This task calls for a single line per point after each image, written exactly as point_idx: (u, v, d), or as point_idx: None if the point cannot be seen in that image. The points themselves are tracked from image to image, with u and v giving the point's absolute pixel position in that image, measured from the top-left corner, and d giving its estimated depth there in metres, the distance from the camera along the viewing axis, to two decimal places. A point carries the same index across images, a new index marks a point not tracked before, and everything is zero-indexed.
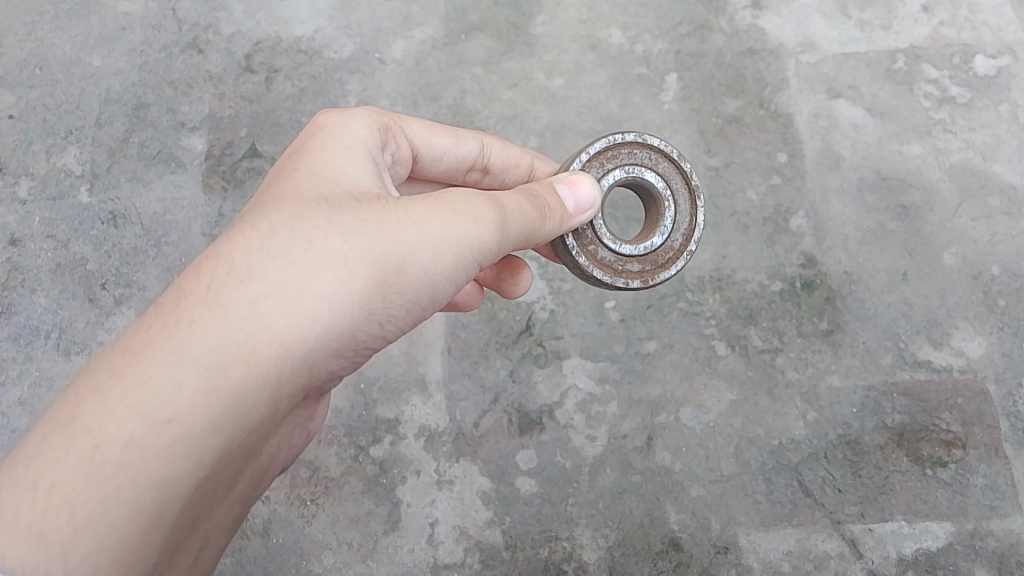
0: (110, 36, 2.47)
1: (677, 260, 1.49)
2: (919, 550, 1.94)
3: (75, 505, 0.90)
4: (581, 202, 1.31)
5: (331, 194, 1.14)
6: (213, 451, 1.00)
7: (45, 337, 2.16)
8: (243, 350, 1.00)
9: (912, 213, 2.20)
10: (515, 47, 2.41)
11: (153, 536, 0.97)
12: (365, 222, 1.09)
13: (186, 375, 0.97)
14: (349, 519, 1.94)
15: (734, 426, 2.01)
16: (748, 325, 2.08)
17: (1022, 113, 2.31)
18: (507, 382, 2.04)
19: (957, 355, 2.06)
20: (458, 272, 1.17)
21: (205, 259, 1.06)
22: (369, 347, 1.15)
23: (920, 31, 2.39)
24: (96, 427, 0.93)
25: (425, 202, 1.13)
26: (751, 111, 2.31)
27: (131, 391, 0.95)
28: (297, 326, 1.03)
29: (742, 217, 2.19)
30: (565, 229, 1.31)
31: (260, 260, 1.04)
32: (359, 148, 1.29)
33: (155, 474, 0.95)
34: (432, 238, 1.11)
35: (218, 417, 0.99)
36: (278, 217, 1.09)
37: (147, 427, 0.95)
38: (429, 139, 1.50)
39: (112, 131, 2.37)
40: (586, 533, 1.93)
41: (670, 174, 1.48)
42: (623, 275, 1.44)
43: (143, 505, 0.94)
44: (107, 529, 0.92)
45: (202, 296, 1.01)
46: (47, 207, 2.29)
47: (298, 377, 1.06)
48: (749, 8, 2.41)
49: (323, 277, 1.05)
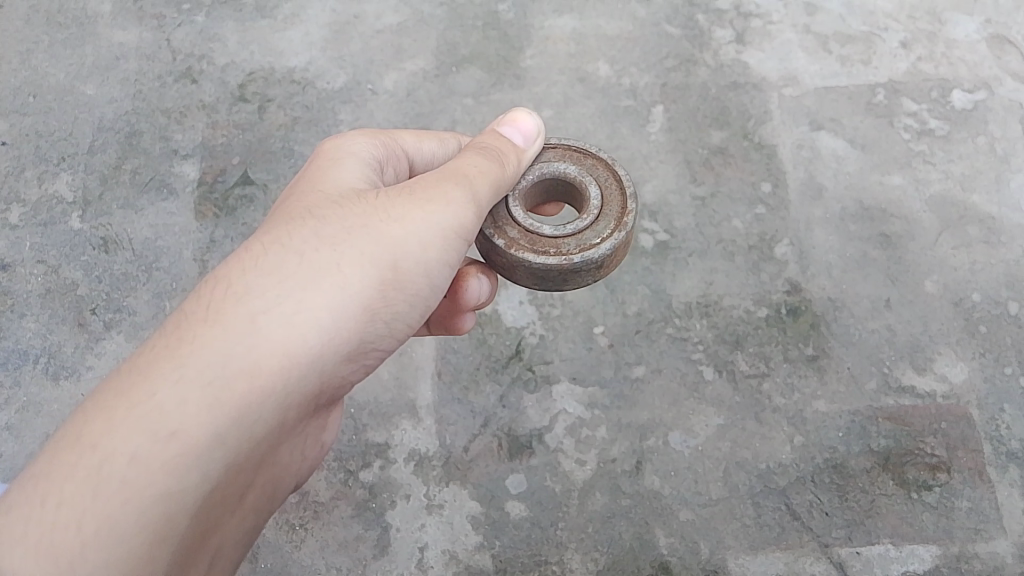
0: (106, 65, 2.51)
1: (552, 256, 1.35)
2: (906, 573, 1.93)
3: (86, 518, 1.00)
4: (526, 133, 1.42)
5: (318, 205, 1.22)
6: (219, 461, 1.08)
7: (34, 361, 2.14)
8: (244, 362, 1.09)
9: (894, 241, 2.25)
10: (505, 79, 2.47)
11: (163, 549, 1.05)
12: (351, 229, 1.18)
13: (188, 390, 1.06)
14: (338, 544, 1.92)
15: (723, 450, 2.02)
16: (734, 351, 2.11)
17: (998, 145, 2.38)
18: (497, 406, 2.05)
19: (940, 381, 2.09)
20: (444, 261, 1.25)
21: (205, 283, 1.16)
22: (372, 350, 1.24)
23: (897, 66, 2.49)
24: (105, 444, 1.03)
25: (405, 197, 1.22)
26: (735, 142, 2.37)
27: (136, 408, 1.05)
28: (294, 335, 1.12)
29: (728, 244, 2.23)
30: (524, 163, 1.41)
31: (256, 276, 1.14)
32: (353, 158, 1.34)
33: (162, 486, 1.04)
34: (414, 231, 1.20)
35: (222, 427, 1.07)
36: (270, 235, 1.19)
37: (153, 440, 1.04)
38: (426, 153, 1.50)
39: (105, 158, 2.39)
40: (575, 558, 1.91)
41: (611, 202, 1.42)
42: (497, 229, 1.37)
43: (150, 517, 1.03)
44: (117, 541, 1.00)
45: (203, 315, 1.11)
46: (38, 232, 2.29)
47: (301, 384, 1.14)
48: (732, 43, 2.51)
49: (317, 287, 1.14)
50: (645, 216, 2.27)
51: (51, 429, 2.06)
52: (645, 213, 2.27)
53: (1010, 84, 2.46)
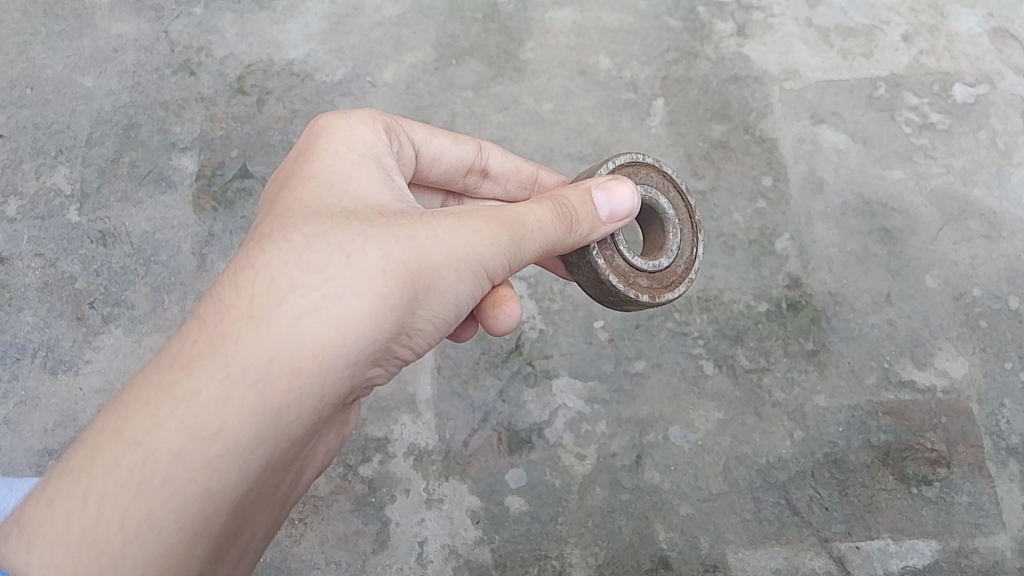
0: (103, 57, 2.50)
1: (680, 284, 1.61)
2: (905, 568, 1.93)
3: (126, 517, 0.97)
4: (616, 208, 1.36)
5: (358, 209, 1.22)
6: (257, 463, 1.07)
7: (32, 355, 2.13)
8: (288, 364, 1.07)
9: (894, 236, 2.24)
10: (505, 72, 2.45)
11: (196, 549, 1.03)
12: (397, 238, 1.18)
13: (231, 389, 1.04)
14: (338, 538, 1.92)
15: (723, 445, 2.02)
16: (735, 345, 2.11)
17: (999, 139, 2.38)
18: (497, 401, 2.05)
19: (941, 375, 2.09)
20: (480, 276, 1.26)
21: (241, 271, 1.13)
22: (400, 355, 1.24)
23: (899, 60, 2.48)
24: (147, 441, 1.00)
25: (452, 218, 1.23)
26: (736, 136, 2.36)
27: (179, 405, 1.02)
28: (337, 340, 1.11)
29: (729, 239, 2.23)
30: (597, 233, 1.37)
31: (298, 273, 1.12)
32: (375, 158, 1.35)
33: (202, 486, 1.02)
34: (458, 251, 1.21)
35: (263, 429, 1.06)
36: (309, 229, 1.16)
37: (196, 440, 1.01)
38: (437, 149, 1.55)
39: (103, 150, 2.37)
40: (575, 552, 1.91)
41: (678, 205, 1.65)
42: (634, 287, 1.51)
43: (189, 517, 1.01)
44: (154, 540, 0.98)
45: (246, 308, 1.09)
46: (36, 225, 2.28)
47: (338, 387, 1.13)
48: (733, 36, 2.50)
49: (361, 292, 1.13)
50: None
51: (50, 422, 2.06)
52: None
53: (1011, 77, 2.45)
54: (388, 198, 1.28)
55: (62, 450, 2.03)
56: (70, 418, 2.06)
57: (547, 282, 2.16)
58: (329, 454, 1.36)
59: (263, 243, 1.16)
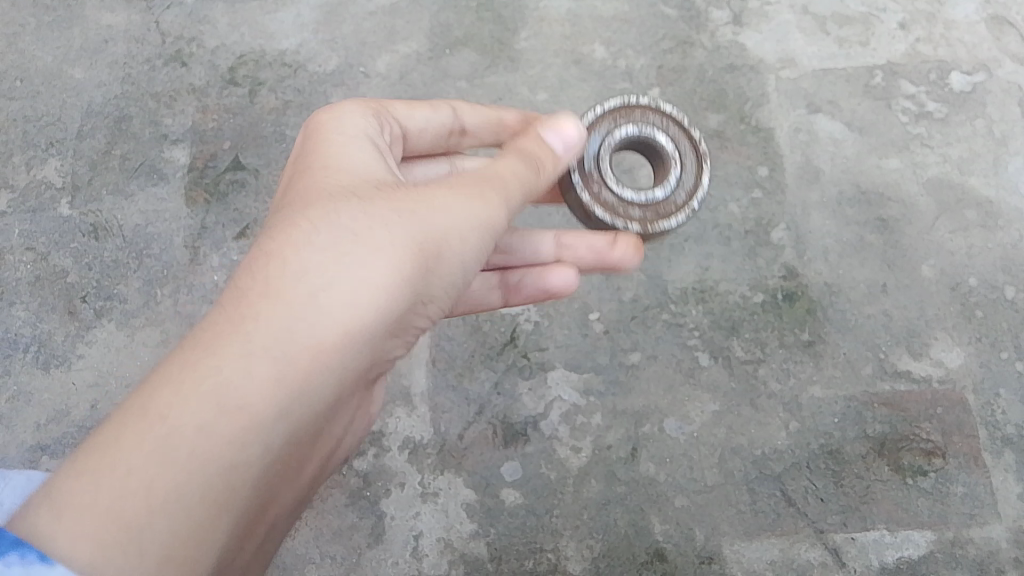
0: (92, 48, 2.47)
1: (677, 215, 1.53)
2: (900, 559, 1.93)
3: (152, 492, 0.96)
4: (567, 142, 1.35)
5: (363, 186, 1.20)
6: (280, 435, 1.07)
7: (24, 350, 2.13)
8: (307, 339, 1.07)
9: (891, 226, 2.23)
10: (499, 62, 2.43)
11: (221, 521, 1.03)
12: (399, 204, 1.16)
13: (252, 364, 1.04)
14: (332, 533, 1.91)
15: (718, 436, 2.01)
16: (730, 336, 2.10)
17: (996, 128, 2.36)
18: (492, 394, 2.04)
19: (936, 366, 2.09)
20: (489, 235, 1.23)
21: (257, 254, 1.12)
22: (416, 324, 1.23)
23: (896, 48, 2.46)
24: (168, 417, 0.99)
25: (449, 180, 1.21)
26: (732, 126, 2.34)
27: (201, 380, 1.01)
28: (356, 313, 1.10)
29: (725, 230, 2.21)
30: (560, 170, 1.35)
31: (309, 247, 1.11)
32: (365, 136, 1.34)
33: (224, 459, 1.02)
34: (460, 209, 1.19)
35: (286, 402, 1.06)
36: (320, 208, 1.15)
37: (217, 414, 1.01)
38: (422, 122, 1.53)
39: (94, 143, 2.35)
40: (571, 545, 1.91)
41: (679, 137, 1.55)
42: (623, 218, 1.52)
43: (211, 489, 1.01)
44: (179, 513, 0.98)
45: (263, 287, 1.08)
46: (27, 219, 2.26)
47: (358, 360, 1.13)
48: (730, 24, 2.48)
49: (371, 260, 1.11)
50: None
51: (44, 417, 2.06)
52: None
53: (1008, 65, 2.43)
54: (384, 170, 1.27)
55: (57, 445, 2.03)
56: (64, 414, 2.06)
57: None
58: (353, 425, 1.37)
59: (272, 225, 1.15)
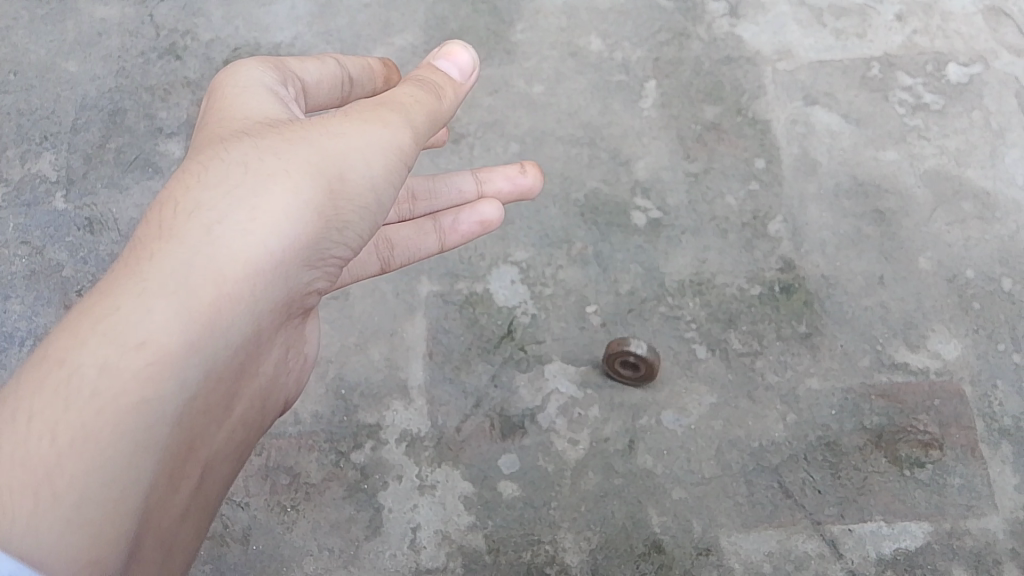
0: (87, 41, 2.46)
1: None
2: (898, 550, 1.93)
3: (57, 428, 0.93)
4: (463, 67, 1.39)
5: (252, 125, 1.18)
6: (192, 368, 1.07)
7: (19, 344, 2.11)
8: (208, 272, 1.08)
9: (888, 218, 2.23)
10: (495, 54, 2.43)
11: (144, 459, 1.02)
12: (291, 140, 1.16)
13: (152, 300, 1.03)
14: (330, 525, 1.91)
15: (716, 428, 2.01)
16: (728, 329, 2.10)
17: (994, 119, 2.36)
18: (489, 386, 2.04)
19: (933, 357, 2.09)
20: (395, 165, 1.24)
21: (153, 207, 1.11)
22: (332, 255, 1.25)
23: (893, 40, 2.46)
24: (71, 358, 0.96)
25: (342, 113, 1.21)
26: (729, 118, 2.34)
27: (98, 323, 0.99)
28: (258, 247, 1.12)
29: (722, 222, 2.21)
30: (462, 97, 1.39)
31: (204, 189, 1.11)
32: (262, 82, 1.28)
33: (136, 394, 1.00)
34: (359, 140, 1.19)
35: (192, 335, 1.06)
36: (207, 155, 1.14)
37: (121, 349, 0.99)
38: (314, 74, 1.42)
39: (88, 136, 2.34)
40: (568, 536, 1.91)
41: None
42: None
43: (127, 427, 0.99)
44: (96, 450, 0.95)
45: (157, 233, 1.07)
46: (21, 213, 2.25)
47: (264, 291, 1.15)
48: (726, 17, 2.48)
49: (270, 194, 1.12)
50: (637, 193, 2.25)
51: None
52: (638, 190, 2.25)
53: (1005, 57, 2.44)
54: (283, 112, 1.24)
55: None
56: None
57: (538, 267, 2.16)
58: (279, 373, 1.39)
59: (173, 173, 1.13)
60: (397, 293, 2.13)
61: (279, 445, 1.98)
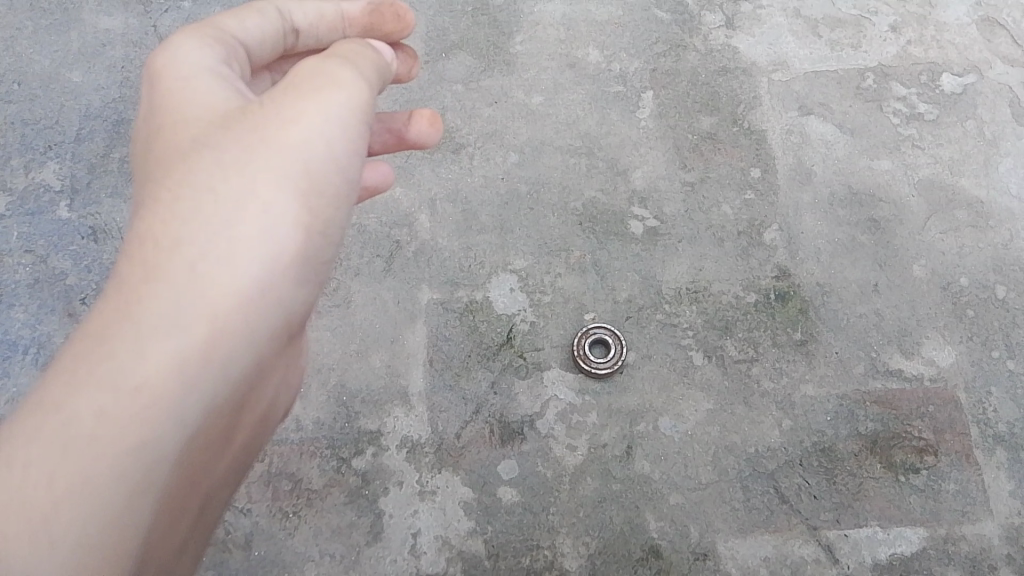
0: (91, 52, 2.50)
1: None
2: (893, 556, 1.95)
3: (54, 477, 0.96)
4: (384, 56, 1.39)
5: (225, 137, 1.16)
6: (192, 405, 1.07)
7: (24, 352, 2.13)
8: (204, 309, 1.08)
9: (882, 226, 2.26)
10: (495, 65, 2.45)
11: (141, 497, 1.04)
12: (264, 154, 1.15)
13: (146, 343, 1.03)
14: (332, 531, 1.93)
15: (712, 435, 2.03)
16: (723, 336, 2.13)
17: (987, 127, 2.40)
18: (489, 393, 2.07)
19: (928, 365, 2.11)
20: (356, 149, 1.24)
21: (141, 239, 1.10)
22: (323, 270, 1.26)
23: (887, 50, 2.50)
24: (66, 406, 0.98)
25: (291, 95, 1.18)
26: (725, 128, 2.37)
27: (91, 369, 1.00)
28: (250, 277, 1.12)
29: (718, 230, 2.24)
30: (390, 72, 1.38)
31: (189, 222, 1.10)
32: (206, 70, 1.23)
33: (132, 438, 1.01)
34: (317, 129, 1.18)
35: (189, 373, 1.06)
36: (194, 181, 1.13)
37: (115, 395, 1.00)
38: (254, 33, 1.35)
39: (93, 146, 2.37)
40: (567, 542, 1.93)
41: None
42: None
43: (123, 469, 1.01)
44: (93, 495, 0.99)
45: (147, 269, 1.07)
46: (26, 222, 2.27)
47: (262, 320, 1.15)
48: (722, 27, 2.52)
49: (255, 223, 1.13)
50: (635, 202, 2.28)
51: None
52: (636, 199, 2.28)
53: (999, 66, 2.47)
54: (235, 102, 1.21)
55: None
56: None
57: (537, 274, 2.19)
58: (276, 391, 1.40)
59: (150, 200, 1.13)
60: (398, 301, 2.15)
61: (280, 452, 2.00)
